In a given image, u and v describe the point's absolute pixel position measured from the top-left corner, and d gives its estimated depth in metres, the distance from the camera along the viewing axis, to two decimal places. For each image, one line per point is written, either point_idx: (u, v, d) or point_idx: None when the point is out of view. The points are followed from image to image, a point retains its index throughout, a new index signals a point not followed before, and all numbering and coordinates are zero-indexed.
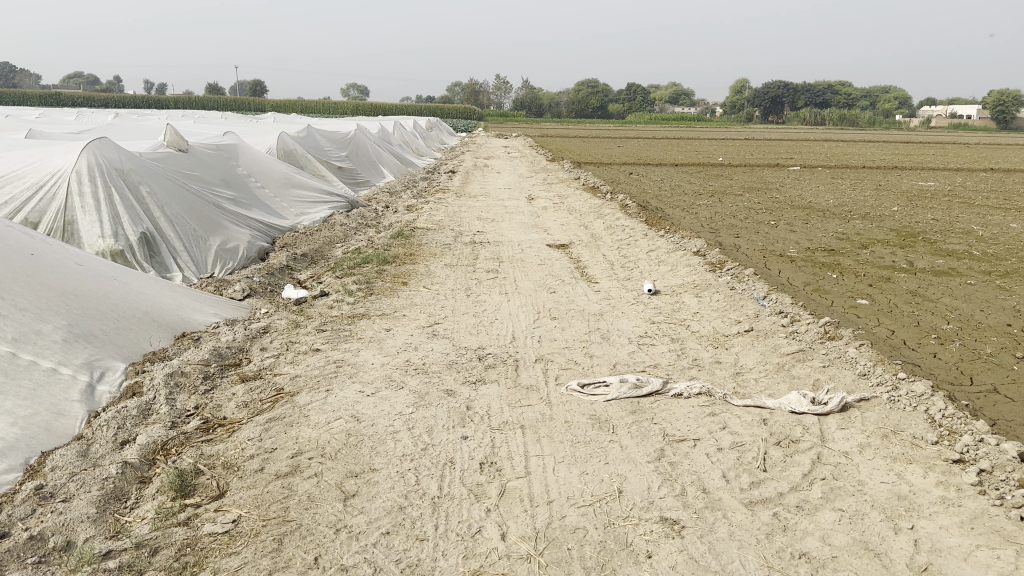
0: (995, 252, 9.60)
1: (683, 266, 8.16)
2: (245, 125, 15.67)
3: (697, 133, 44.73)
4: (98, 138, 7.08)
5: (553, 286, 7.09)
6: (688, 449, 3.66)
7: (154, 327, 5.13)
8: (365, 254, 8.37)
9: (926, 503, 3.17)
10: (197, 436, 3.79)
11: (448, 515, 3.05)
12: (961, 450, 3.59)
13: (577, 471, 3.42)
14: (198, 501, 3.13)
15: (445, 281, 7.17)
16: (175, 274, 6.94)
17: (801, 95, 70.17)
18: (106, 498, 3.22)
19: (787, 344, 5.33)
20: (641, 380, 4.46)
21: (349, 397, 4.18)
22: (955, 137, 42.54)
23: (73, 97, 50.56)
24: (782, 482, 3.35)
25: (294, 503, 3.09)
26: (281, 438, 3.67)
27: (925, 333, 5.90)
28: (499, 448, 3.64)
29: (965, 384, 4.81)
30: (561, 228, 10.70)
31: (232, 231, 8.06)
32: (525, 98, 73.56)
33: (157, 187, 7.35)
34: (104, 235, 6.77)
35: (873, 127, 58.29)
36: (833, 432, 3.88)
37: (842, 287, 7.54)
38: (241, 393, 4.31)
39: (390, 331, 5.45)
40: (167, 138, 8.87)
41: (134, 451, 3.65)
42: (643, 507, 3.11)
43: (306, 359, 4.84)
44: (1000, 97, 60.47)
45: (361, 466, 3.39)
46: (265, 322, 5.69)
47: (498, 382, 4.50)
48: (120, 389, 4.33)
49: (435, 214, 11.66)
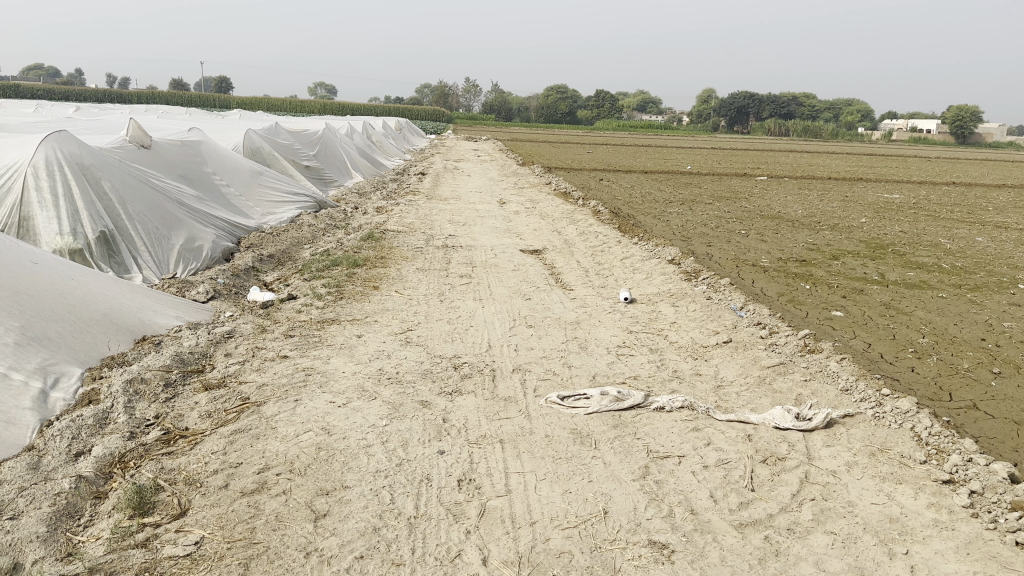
0: (963, 265, 9.68)
1: (657, 274, 8.09)
2: (210, 121, 15.30)
3: (662, 141, 45.11)
4: (57, 130, 6.80)
5: (528, 293, 6.95)
6: (674, 466, 3.54)
7: (113, 330, 4.89)
8: (335, 256, 8.16)
9: (919, 526, 3.09)
10: (158, 448, 3.58)
11: (426, 537, 2.89)
12: (951, 469, 3.52)
13: (560, 490, 3.28)
14: (157, 520, 2.93)
15: (418, 286, 6.99)
16: (135, 274, 6.66)
17: (767, 106, 71.12)
18: (57, 516, 3.01)
19: (766, 357, 5.24)
20: (622, 392, 4.33)
21: (319, 407, 3.98)
22: (915, 151, 43.30)
23: (33, 88, 49.31)
24: (771, 502, 3.24)
25: (261, 523, 2.90)
26: (247, 451, 3.48)
27: (902, 347, 5.85)
28: (478, 464, 3.49)
29: (945, 399, 4.75)
30: (535, 233, 10.56)
31: (197, 230, 7.79)
32: (495, 101, 73.38)
33: (120, 183, 7.08)
34: (62, 232, 6.49)
35: (837, 137, 59.19)
36: (820, 450, 3.78)
37: (816, 299, 7.51)
38: (204, 402, 4.09)
39: (361, 338, 5.26)
40: (130, 133, 8.53)
41: (89, 464, 3.43)
42: (630, 528, 2.98)
43: (273, 366, 4.64)
44: (959, 113, 61.93)
45: (332, 484, 3.21)
46: (230, 326, 5.46)
47: (475, 393, 4.34)
48: (75, 396, 4.10)
49: (406, 216, 11.48)
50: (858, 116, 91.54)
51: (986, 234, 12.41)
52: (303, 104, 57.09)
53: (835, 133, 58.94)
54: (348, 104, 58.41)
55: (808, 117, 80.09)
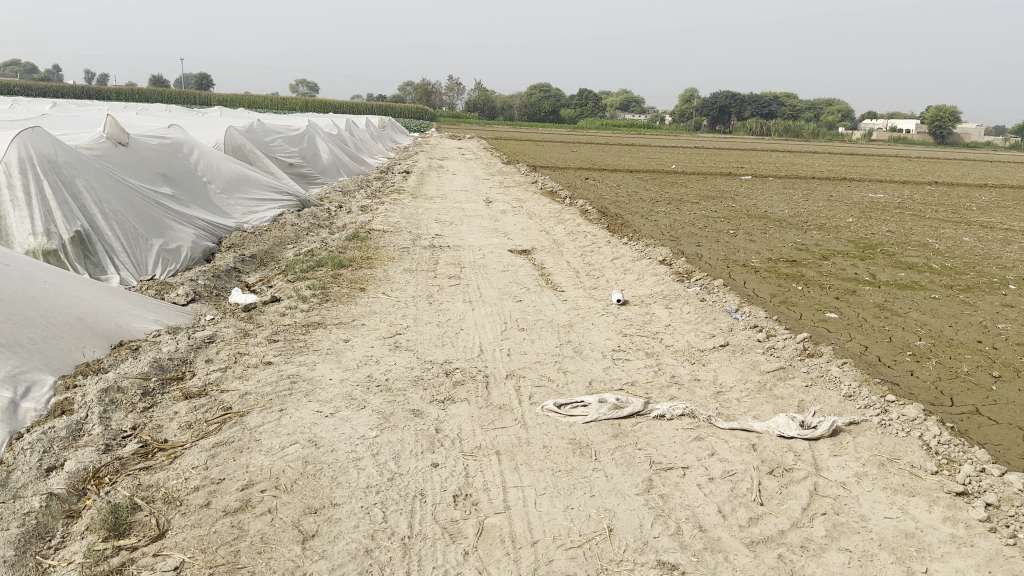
0: (953, 265, 9.63)
1: (649, 274, 7.95)
2: (192, 118, 15.02)
3: (645, 139, 45.19)
4: (30, 127, 6.51)
5: (519, 295, 6.79)
6: (678, 478, 3.39)
7: (88, 335, 4.68)
8: (319, 256, 7.96)
9: (936, 542, 2.96)
10: (135, 462, 3.39)
11: (421, 559, 2.72)
12: (964, 481, 3.40)
13: (561, 506, 3.12)
14: (134, 543, 2.74)
15: (405, 288, 6.80)
16: (112, 275, 6.43)
17: (748, 106, 71.48)
18: (26, 537, 2.83)
19: (766, 361, 5.11)
20: (620, 400, 4.17)
21: (305, 418, 3.80)
22: (894, 150, 43.81)
23: (10, 84, 48.31)
24: (781, 517, 3.10)
25: (245, 546, 2.73)
26: (229, 466, 3.29)
27: (900, 349, 5.74)
28: (475, 477, 3.32)
29: (948, 404, 4.63)
30: (522, 233, 10.41)
31: (175, 230, 7.54)
32: (478, 99, 72.88)
33: (96, 181, 6.83)
34: (35, 232, 6.28)
35: (818, 135, 59.47)
36: (828, 460, 3.65)
37: (809, 300, 7.41)
38: (184, 412, 3.90)
39: (348, 343, 5.07)
40: (106, 131, 8.24)
41: (61, 479, 3.23)
42: (638, 548, 2.83)
43: (257, 373, 4.44)
44: (938, 113, 62.64)
45: (321, 501, 3.03)
46: (211, 330, 5.26)
47: (469, 401, 4.17)
48: (48, 406, 3.90)
49: (390, 215, 11.27)
50: (839, 116, 92.00)
51: (972, 234, 12.39)
52: (284, 102, 56.53)
53: (817, 133, 59.25)
54: (331, 102, 57.82)
55: (791, 115, 80.43)
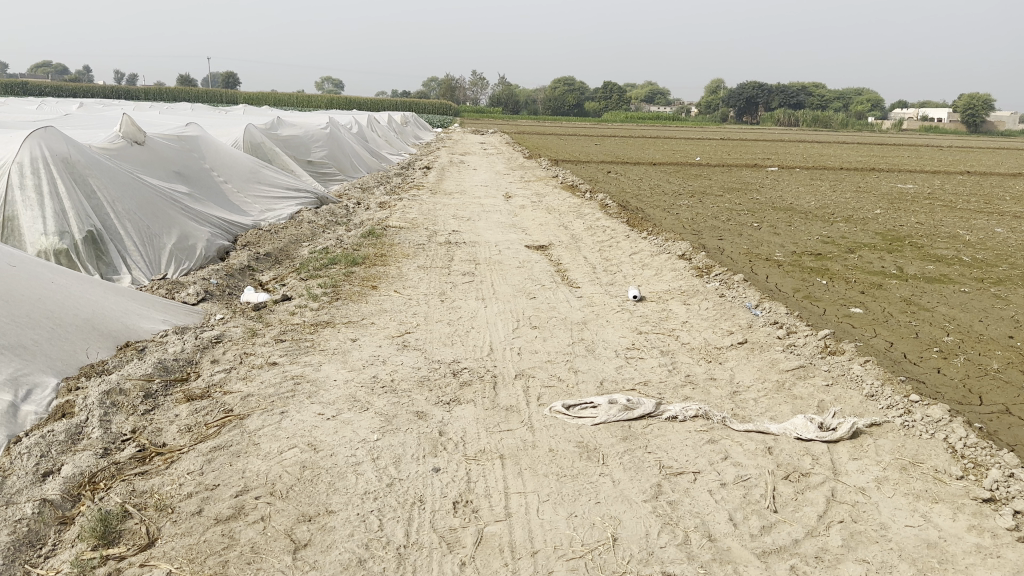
0: (984, 257, 9.35)
1: (668, 270, 7.78)
2: (212, 116, 15.01)
3: (668, 132, 44.71)
4: (43, 126, 6.52)
5: (534, 292, 6.66)
6: (689, 484, 3.25)
7: (93, 336, 4.63)
8: (333, 254, 7.89)
9: (960, 553, 2.81)
10: (131, 467, 3.32)
11: (416, 570, 2.62)
12: (991, 487, 3.24)
13: (565, 513, 3.00)
14: (122, 552, 2.67)
15: (418, 285, 6.71)
16: (124, 275, 6.41)
17: (775, 96, 70.56)
18: (16, 545, 2.76)
19: (785, 360, 4.95)
20: (631, 401, 4.03)
21: (307, 421, 3.72)
22: (922, 140, 42.96)
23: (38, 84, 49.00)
24: (795, 526, 2.96)
25: (234, 556, 2.65)
26: (225, 471, 3.22)
27: (927, 346, 5.53)
28: (476, 483, 3.21)
29: (976, 403, 4.44)
30: (540, 228, 10.27)
31: (190, 228, 7.50)
32: (501, 94, 72.47)
33: (110, 180, 6.81)
34: (47, 232, 6.27)
35: (847, 126, 58.52)
36: (846, 464, 3.49)
37: (833, 294, 7.21)
38: (184, 415, 3.84)
39: (355, 343, 4.98)
40: (122, 129, 8.21)
41: (56, 485, 3.16)
42: (642, 559, 2.71)
43: (260, 375, 4.37)
44: (970, 101, 61.40)
45: (316, 508, 2.95)
46: (219, 330, 5.20)
47: (475, 403, 4.06)
48: (49, 409, 3.86)
49: (409, 211, 11.19)
50: (867, 105, 90.37)
51: (1004, 225, 12.04)
52: (307, 99, 56.80)
53: (846, 123, 58.31)
54: (353, 99, 57.84)
55: (818, 105, 79.29)
